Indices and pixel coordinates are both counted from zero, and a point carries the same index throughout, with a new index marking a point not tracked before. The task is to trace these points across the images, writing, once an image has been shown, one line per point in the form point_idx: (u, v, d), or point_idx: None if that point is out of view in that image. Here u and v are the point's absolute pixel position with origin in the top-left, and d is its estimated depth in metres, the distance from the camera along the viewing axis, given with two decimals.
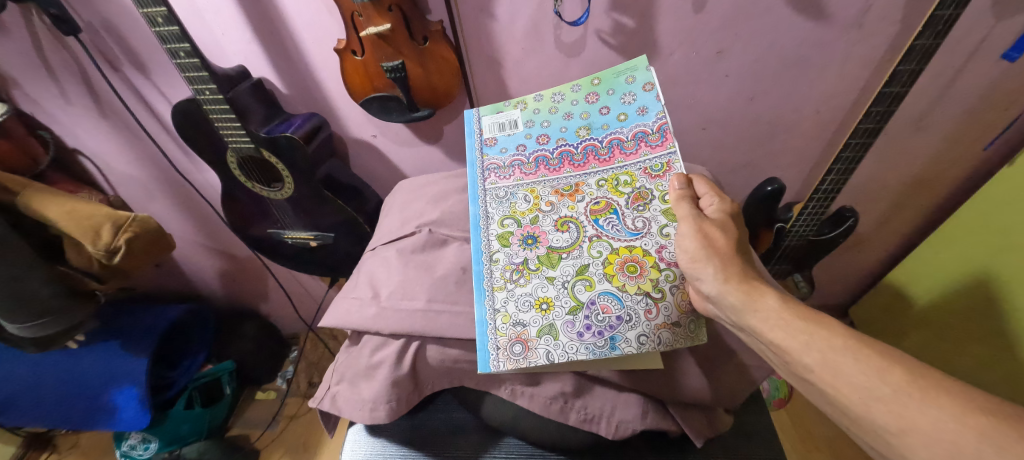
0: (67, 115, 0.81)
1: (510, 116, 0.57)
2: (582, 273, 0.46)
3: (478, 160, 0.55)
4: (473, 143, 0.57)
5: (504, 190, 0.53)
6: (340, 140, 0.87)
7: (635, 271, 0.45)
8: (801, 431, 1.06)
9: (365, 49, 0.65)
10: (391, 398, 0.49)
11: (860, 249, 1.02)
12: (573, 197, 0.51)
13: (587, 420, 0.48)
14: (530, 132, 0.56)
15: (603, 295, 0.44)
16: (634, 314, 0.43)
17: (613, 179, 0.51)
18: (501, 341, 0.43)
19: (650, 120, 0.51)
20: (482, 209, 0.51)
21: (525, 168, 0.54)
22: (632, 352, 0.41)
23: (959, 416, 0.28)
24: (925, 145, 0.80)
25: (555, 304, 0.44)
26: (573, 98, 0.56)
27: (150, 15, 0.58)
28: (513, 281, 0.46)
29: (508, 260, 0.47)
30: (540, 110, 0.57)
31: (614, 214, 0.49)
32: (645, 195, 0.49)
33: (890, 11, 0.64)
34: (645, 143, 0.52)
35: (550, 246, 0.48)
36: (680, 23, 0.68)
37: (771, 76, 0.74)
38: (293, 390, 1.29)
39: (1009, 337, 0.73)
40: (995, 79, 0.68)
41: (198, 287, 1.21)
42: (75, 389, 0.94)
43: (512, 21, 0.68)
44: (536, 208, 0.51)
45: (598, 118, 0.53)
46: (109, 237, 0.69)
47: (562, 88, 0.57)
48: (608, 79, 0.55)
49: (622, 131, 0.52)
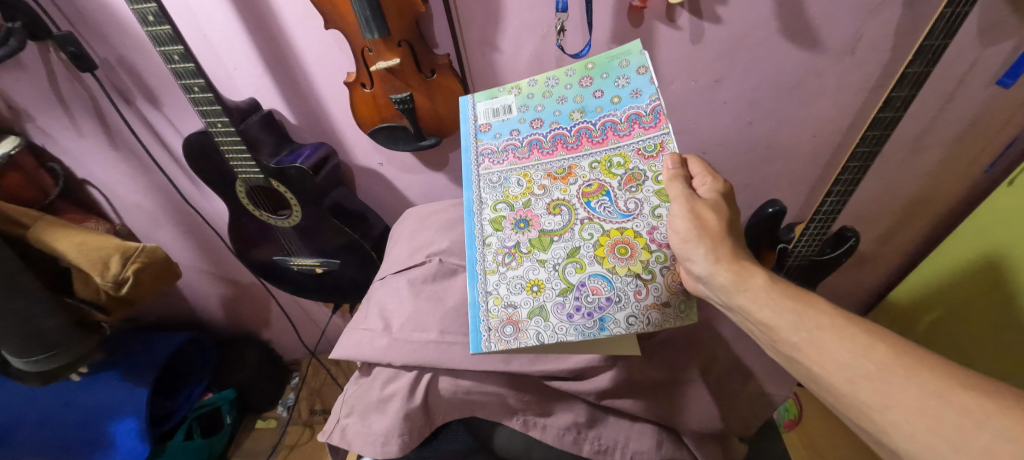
0: (77, 147, 0.82)
1: (505, 101, 0.56)
2: (572, 256, 0.46)
3: (473, 145, 0.54)
4: (469, 129, 0.55)
5: (498, 175, 0.52)
6: (347, 168, 0.89)
7: (625, 252, 0.46)
8: (811, 452, 1.04)
9: (374, 82, 0.67)
10: (404, 432, 0.48)
11: (862, 267, 1.03)
12: (566, 180, 0.50)
13: (602, 452, 0.47)
14: (524, 117, 0.55)
15: (592, 278, 0.45)
16: (623, 295, 0.44)
17: (606, 161, 0.51)
18: (493, 322, 0.44)
19: (644, 102, 0.50)
20: (475, 195, 0.51)
21: (519, 152, 0.53)
22: (621, 332, 0.42)
23: (940, 391, 0.29)
24: (922, 165, 0.82)
25: (546, 286, 0.45)
26: (567, 81, 0.54)
27: (167, 53, 0.60)
28: (506, 264, 0.47)
29: (501, 243, 0.48)
30: (534, 95, 0.55)
31: (606, 196, 0.49)
32: (637, 176, 0.49)
33: (881, 40, 0.66)
34: (638, 124, 0.50)
35: (542, 229, 0.48)
36: (679, 54, 0.70)
37: (768, 102, 0.76)
38: (293, 418, 1.26)
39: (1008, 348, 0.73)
40: (987, 103, 0.71)
41: (200, 314, 1.20)
42: (73, 423, 0.91)
43: (516, 53, 0.70)
44: (530, 193, 0.50)
45: (592, 101, 0.52)
46: (117, 268, 0.70)
47: (556, 72, 0.56)
48: (602, 63, 0.54)
49: (616, 113, 0.51)
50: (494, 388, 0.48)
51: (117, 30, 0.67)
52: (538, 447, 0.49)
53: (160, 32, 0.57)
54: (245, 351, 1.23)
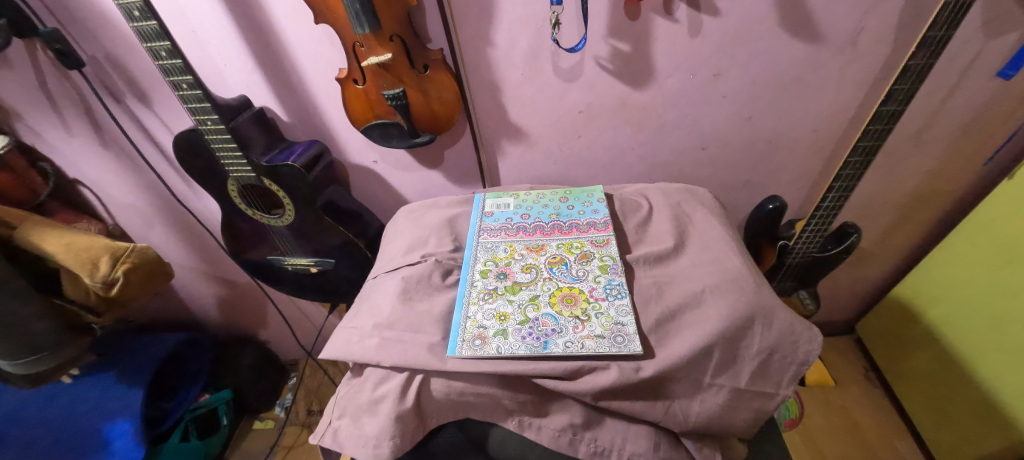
0: (67, 146, 0.81)
1: (506, 201, 0.70)
2: (533, 299, 0.53)
3: (477, 224, 0.66)
4: (476, 214, 0.68)
5: (490, 242, 0.62)
6: (341, 166, 0.87)
7: (571, 301, 0.52)
8: (815, 454, 1.02)
9: (367, 77, 0.65)
10: (395, 434, 0.46)
11: (865, 262, 1.02)
12: (538, 252, 0.59)
13: (598, 454, 0.46)
14: (517, 211, 0.67)
15: (545, 316, 0.51)
16: (565, 328, 0.49)
17: (569, 244, 0.60)
18: (467, 335, 0.49)
19: (600, 216, 0.64)
20: (472, 254, 0.60)
21: (509, 231, 0.63)
22: (560, 355, 0.47)
23: None
24: (926, 160, 0.80)
25: (510, 317, 0.51)
26: (550, 197, 0.70)
27: (153, 50, 0.58)
28: (484, 299, 0.53)
29: (484, 286, 0.55)
30: (526, 201, 0.70)
31: (564, 265, 0.57)
32: (589, 255, 0.58)
33: (882, 32, 0.65)
34: (594, 227, 0.62)
35: (515, 279, 0.56)
36: (677, 47, 0.68)
37: (768, 97, 0.74)
38: (293, 419, 1.26)
39: (1004, 335, 0.77)
40: (991, 96, 0.69)
41: (196, 314, 1.19)
42: (59, 429, 0.89)
43: (511, 47, 0.69)
44: (511, 257, 0.59)
45: (565, 209, 0.67)
46: (106, 269, 0.69)
47: (544, 191, 0.72)
48: (576, 194, 0.70)
49: (579, 219, 0.64)
50: (487, 389, 0.47)
51: (104, 27, 0.66)
52: (533, 449, 0.48)
53: (146, 28, 0.56)
54: (242, 352, 1.22)
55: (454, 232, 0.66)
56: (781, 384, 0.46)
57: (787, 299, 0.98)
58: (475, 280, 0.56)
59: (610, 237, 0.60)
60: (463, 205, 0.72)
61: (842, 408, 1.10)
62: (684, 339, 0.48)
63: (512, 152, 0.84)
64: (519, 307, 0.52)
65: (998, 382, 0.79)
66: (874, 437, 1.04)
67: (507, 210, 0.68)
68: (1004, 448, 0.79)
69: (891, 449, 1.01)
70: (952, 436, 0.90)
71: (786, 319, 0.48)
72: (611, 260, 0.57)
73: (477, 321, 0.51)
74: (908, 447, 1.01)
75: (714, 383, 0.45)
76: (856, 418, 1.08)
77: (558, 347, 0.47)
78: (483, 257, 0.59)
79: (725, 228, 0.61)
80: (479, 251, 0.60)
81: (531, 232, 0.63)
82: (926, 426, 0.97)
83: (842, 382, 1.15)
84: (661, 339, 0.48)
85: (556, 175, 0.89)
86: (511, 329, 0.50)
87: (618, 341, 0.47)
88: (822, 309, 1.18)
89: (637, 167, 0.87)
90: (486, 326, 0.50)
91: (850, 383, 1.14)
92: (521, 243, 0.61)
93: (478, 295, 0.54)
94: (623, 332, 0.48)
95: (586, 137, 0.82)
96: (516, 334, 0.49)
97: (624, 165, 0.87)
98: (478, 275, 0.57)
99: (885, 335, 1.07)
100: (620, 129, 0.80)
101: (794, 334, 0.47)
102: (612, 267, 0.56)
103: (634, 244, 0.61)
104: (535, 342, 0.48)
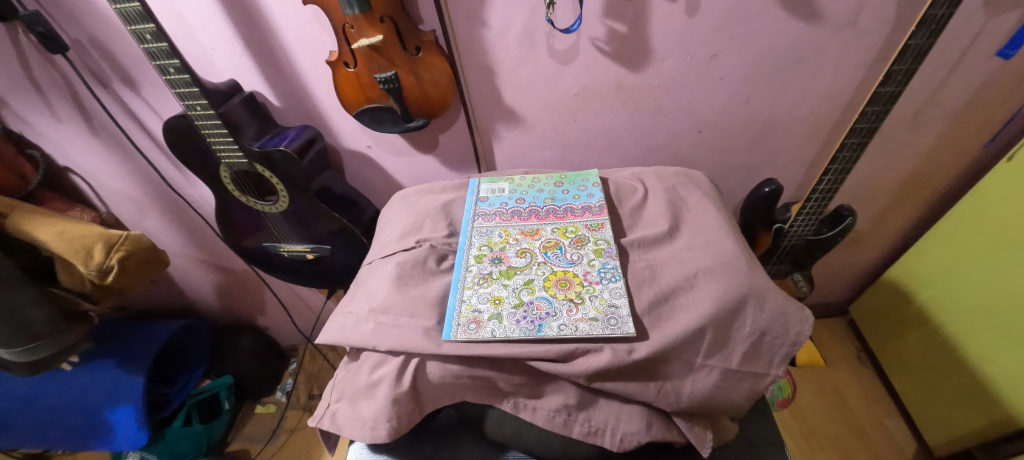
0: (56, 133, 0.79)
1: (501, 186, 0.70)
2: (528, 284, 0.53)
3: (472, 209, 0.65)
4: (471, 199, 0.67)
5: (485, 227, 0.62)
6: (335, 151, 0.86)
7: (565, 285, 0.53)
8: (805, 432, 1.05)
9: (358, 61, 0.64)
10: (392, 417, 0.47)
11: (860, 244, 1.03)
12: (533, 236, 0.59)
13: (592, 433, 0.47)
14: (512, 196, 0.67)
15: (539, 299, 0.51)
16: (559, 312, 0.50)
17: (563, 229, 0.60)
18: (462, 319, 0.50)
19: (595, 201, 0.64)
20: (467, 239, 0.60)
21: (504, 216, 0.63)
22: (553, 337, 0.47)
23: None
24: (923, 141, 0.80)
25: (505, 300, 0.51)
26: (545, 181, 0.70)
27: (138, 33, 0.57)
28: (479, 284, 0.54)
29: (479, 270, 0.55)
30: (521, 185, 0.69)
31: (558, 249, 0.57)
32: (584, 239, 0.58)
33: (883, 11, 0.64)
34: (589, 212, 0.62)
35: (510, 264, 0.56)
36: (674, 27, 0.67)
37: (766, 79, 0.73)
38: (293, 403, 1.28)
39: (995, 317, 0.78)
40: (990, 77, 0.68)
41: (195, 301, 1.20)
42: (68, 411, 0.91)
43: (505, 29, 0.67)
44: (506, 241, 0.59)
45: (559, 193, 0.66)
46: (100, 257, 0.68)
47: (540, 175, 0.71)
48: (571, 178, 0.70)
49: (574, 203, 0.64)
50: (481, 372, 0.48)
51: (87, 9, 0.64)
52: (528, 429, 0.49)
53: (129, 10, 0.55)
54: (242, 338, 1.23)
55: (449, 217, 0.66)
56: (771, 364, 0.46)
57: (781, 281, 0.99)
58: (470, 265, 0.56)
59: (605, 221, 0.60)
60: (458, 190, 0.72)
61: (834, 387, 1.12)
62: (677, 322, 0.48)
63: (507, 136, 0.84)
64: (513, 291, 0.52)
65: (987, 362, 0.80)
66: (864, 416, 1.06)
67: (502, 195, 0.68)
68: (991, 426, 0.81)
69: (881, 427, 1.04)
70: (941, 415, 0.92)
71: (778, 300, 0.48)
72: (605, 244, 0.57)
73: (471, 305, 0.51)
74: (897, 425, 1.04)
75: (706, 365, 0.46)
76: (847, 398, 1.10)
77: (552, 329, 0.48)
78: (477, 242, 0.59)
79: (720, 212, 0.62)
80: (474, 235, 0.60)
81: (526, 216, 0.63)
82: (915, 405, 0.99)
83: (834, 363, 1.17)
84: (655, 321, 0.49)
85: (551, 159, 0.88)
86: (506, 313, 0.50)
87: (612, 323, 0.48)
88: (817, 291, 1.19)
89: (633, 150, 0.86)
90: (481, 310, 0.50)
91: (842, 363, 1.16)
92: (516, 228, 0.61)
93: (472, 279, 0.54)
94: (616, 315, 0.48)
95: (582, 120, 0.81)
96: (511, 318, 0.49)
97: (620, 149, 0.86)
98: (472, 260, 0.57)
99: (877, 317, 1.09)
100: (616, 112, 0.79)
101: (785, 316, 0.48)
102: (607, 250, 0.56)
103: (629, 228, 0.61)
104: (530, 326, 0.48)
